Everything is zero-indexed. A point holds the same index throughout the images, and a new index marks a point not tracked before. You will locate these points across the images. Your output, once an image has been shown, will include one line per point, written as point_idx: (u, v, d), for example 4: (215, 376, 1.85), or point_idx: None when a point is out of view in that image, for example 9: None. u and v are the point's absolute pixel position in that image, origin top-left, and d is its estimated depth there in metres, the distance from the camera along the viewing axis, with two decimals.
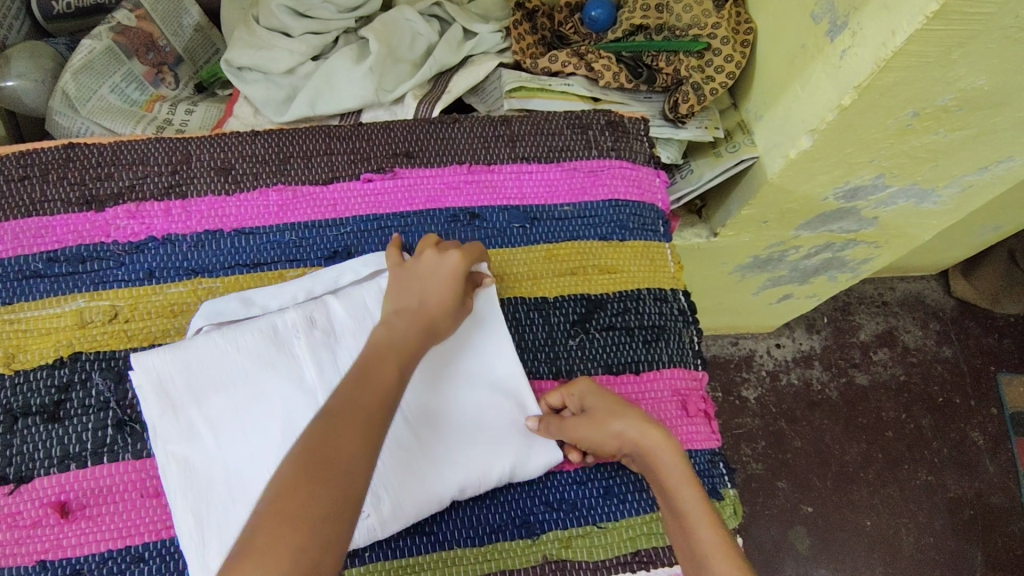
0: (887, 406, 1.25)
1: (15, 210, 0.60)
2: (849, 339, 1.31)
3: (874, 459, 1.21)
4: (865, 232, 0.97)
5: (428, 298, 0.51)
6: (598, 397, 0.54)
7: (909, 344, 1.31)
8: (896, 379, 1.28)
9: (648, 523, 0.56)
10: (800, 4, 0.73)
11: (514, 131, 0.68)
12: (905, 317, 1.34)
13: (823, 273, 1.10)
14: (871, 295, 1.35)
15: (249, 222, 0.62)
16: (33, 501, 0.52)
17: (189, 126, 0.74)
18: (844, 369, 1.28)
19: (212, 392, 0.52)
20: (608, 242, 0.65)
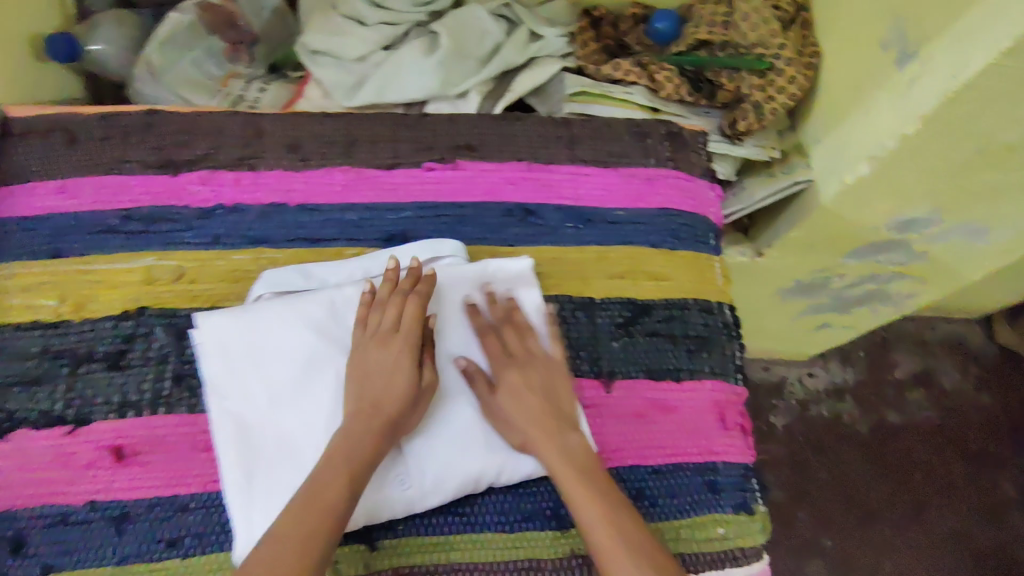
0: (917, 447, 1.23)
1: (96, 168, 0.63)
2: (884, 376, 1.28)
3: (901, 499, 1.18)
4: (913, 266, 0.96)
5: (385, 400, 0.50)
6: (535, 370, 0.55)
7: (945, 387, 1.28)
8: (930, 421, 1.25)
9: (678, 529, 0.56)
10: (870, 31, 0.73)
11: (574, 133, 0.69)
12: (943, 359, 1.31)
13: (864, 304, 1.09)
14: (911, 333, 1.32)
15: (313, 198, 0.64)
16: (88, 443, 0.54)
17: (260, 105, 0.77)
18: (876, 405, 1.26)
19: (269, 355, 0.54)
20: (660, 249, 0.66)
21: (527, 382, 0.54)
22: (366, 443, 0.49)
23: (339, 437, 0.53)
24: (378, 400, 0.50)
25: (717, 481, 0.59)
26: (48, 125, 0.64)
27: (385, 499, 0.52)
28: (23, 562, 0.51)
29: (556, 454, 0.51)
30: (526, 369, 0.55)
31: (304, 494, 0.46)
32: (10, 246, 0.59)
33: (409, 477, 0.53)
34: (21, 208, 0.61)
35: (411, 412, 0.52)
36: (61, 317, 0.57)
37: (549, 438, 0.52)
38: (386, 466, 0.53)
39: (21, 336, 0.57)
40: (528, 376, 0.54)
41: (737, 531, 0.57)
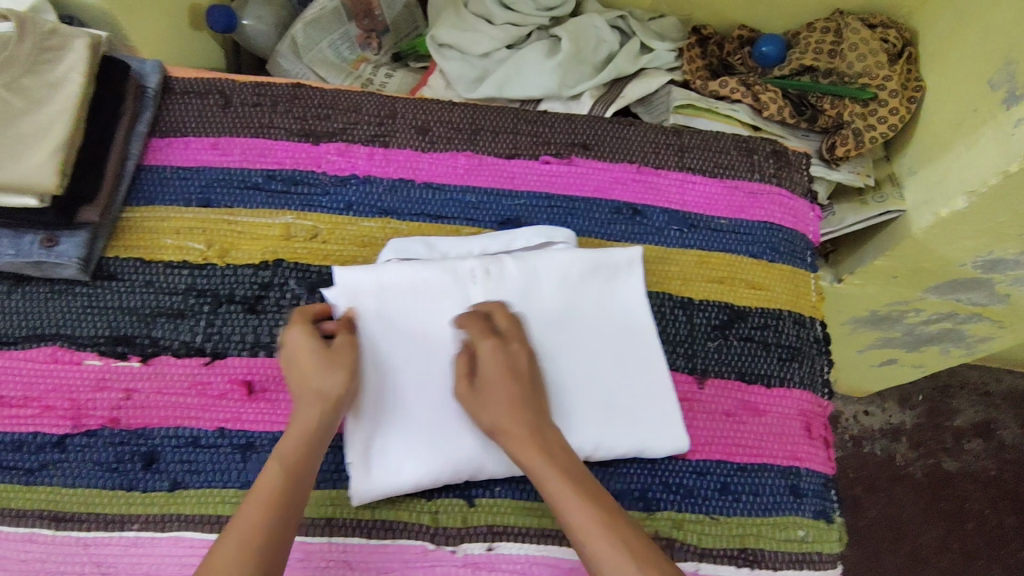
0: (972, 497, 1.21)
1: (245, 130, 0.68)
2: (944, 421, 1.27)
3: (951, 547, 1.17)
4: (993, 309, 0.95)
5: (308, 377, 0.53)
6: (489, 371, 0.54)
7: (1006, 440, 1.26)
8: (986, 472, 1.23)
9: (757, 525, 0.58)
10: (979, 71, 0.74)
11: (684, 143, 0.72)
12: (1006, 412, 1.28)
13: (936, 344, 1.08)
14: (974, 381, 1.30)
15: (438, 178, 0.69)
16: (223, 375, 0.59)
17: (387, 89, 0.85)
18: (932, 450, 1.24)
19: (398, 313, 0.59)
20: (758, 260, 0.68)
21: (491, 386, 0.53)
22: (304, 416, 0.52)
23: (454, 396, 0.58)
24: (320, 384, 0.53)
25: (800, 486, 0.60)
26: (205, 87, 0.70)
27: (492, 458, 0.56)
28: (157, 476, 0.55)
29: (537, 462, 0.50)
30: (488, 372, 0.54)
31: (279, 475, 0.49)
32: (165, 192, 0.65)
33: None
34: (178, 158, 0.67)
35: (333, 373, 0.53)
36: (207, 260, 0.63)
37: (530, 446, 0.51)
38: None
39: (169, 272, 0.62)
40: (486, 376, 0.54)
41: (815, 536, 0.59)
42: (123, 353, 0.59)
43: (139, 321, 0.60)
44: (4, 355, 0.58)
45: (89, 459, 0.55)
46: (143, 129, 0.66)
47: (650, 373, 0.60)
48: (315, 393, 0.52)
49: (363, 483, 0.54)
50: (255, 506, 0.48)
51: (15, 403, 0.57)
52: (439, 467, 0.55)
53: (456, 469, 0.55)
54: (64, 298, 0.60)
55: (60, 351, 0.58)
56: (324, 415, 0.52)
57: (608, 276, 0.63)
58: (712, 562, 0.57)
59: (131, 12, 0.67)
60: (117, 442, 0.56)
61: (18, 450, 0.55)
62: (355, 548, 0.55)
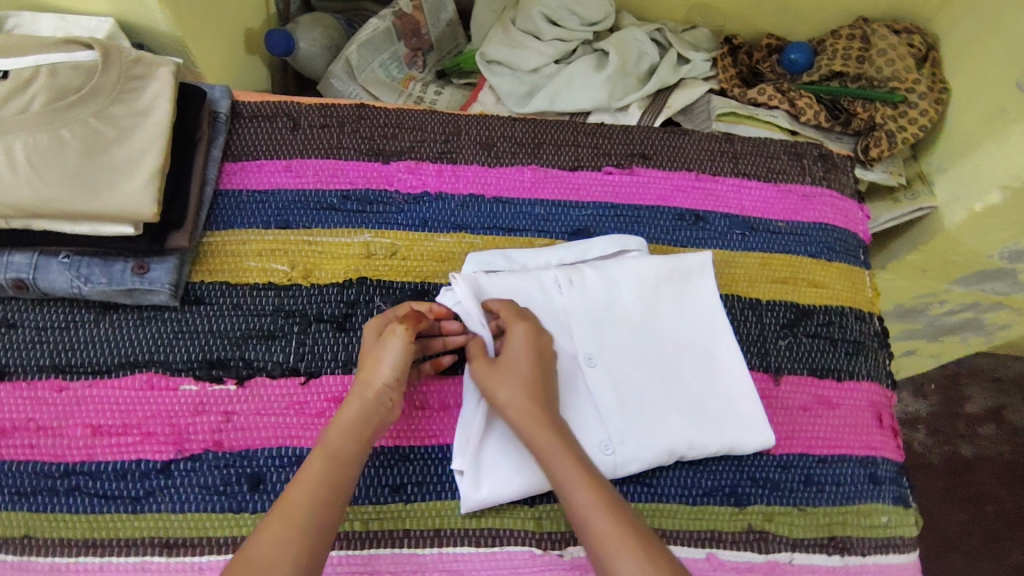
0: (989, 481, 1.20)
1: (316, 151, 0.69)
2: (958, 409, 1.25)
3: (973, 532, 1.16)
4: (1014, 297, 0.95)
5: (364, 365, 0.55)
6: (518, 351, 0.56)
7: (1017, 424, 1.25)
8: (1002, 456, 1.23)
9: (842, 514, 0.61)
10: (1005, 72, 0.78)
11: (737, 150, 0.75)
12: (1016, 396, 1.28)
13: (957, 333, 1.09)
14: (984, 368, 1.29)
15: (507, 192, 0.70)
16: (319, 394, 0.60)
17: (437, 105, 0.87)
18: (949, 437, 1.23)
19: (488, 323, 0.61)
20: (817, 260, 0.71)
21: (515, 363, 0.55)
22: (347, 411, 0.53)
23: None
24: (368, 374, 0.55)
25: (878, 474, 0.63)
26: (273, 110, 0.70)
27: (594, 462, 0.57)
28: (265, 497, 0.56)
29: (541, 444, 0.52)
30: (513, 352, 0.56)
31: (321, 465, 0.51)
32: (243, 215, 0.66)
33: (613, 443, 0.58)
34: (252, 181, 0.67)
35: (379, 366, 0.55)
36: (292, 281, 0.64)
37: (541, 430, 0.53)
38: (593, 433, 0.59)
39: (256, 294, 0.63)
40: (514, 354, 0.56)
41: (897, 520, 0.62)
42: (219, 376, 0.59)
43: (231, 344, 0.60)
44: (99, 384, 0.58)
45: (194, 484, 0.56)
46: (217, 154, 0.67)
47: (733, 374, 0.63)
48: (363, 382, 0.54)
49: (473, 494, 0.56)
50: (298, 489, 0.49)
51: (114, 432, 0.57)
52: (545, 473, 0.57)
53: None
54: (154, 324, 0.60)
55: (155, 378, 0.59)
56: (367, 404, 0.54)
57: (683, 280, 0.65)
58: (804, 551, 0.59)
59: (199, 39, 0.68)
60: (221, 465, 0.56)
61: (123, 479, 0.56)
62: (466, 557, 0.56)
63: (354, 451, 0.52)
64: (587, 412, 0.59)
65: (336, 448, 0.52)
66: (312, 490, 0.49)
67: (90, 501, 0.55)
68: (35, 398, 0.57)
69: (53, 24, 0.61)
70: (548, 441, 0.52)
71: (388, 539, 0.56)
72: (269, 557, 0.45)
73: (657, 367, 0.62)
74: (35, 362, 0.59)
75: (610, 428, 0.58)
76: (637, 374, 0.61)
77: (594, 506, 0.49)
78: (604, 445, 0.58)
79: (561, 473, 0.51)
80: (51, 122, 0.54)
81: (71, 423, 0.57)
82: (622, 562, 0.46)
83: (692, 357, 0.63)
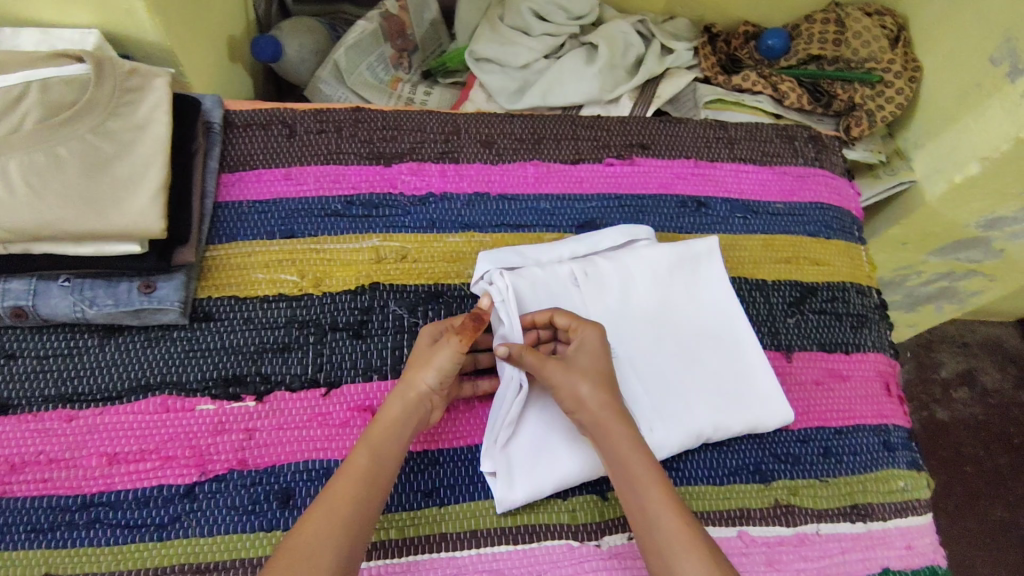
0: (966, 442, 1.22)
1: (315, 157, 0.67)
2: (931, 375, 1.27)
3: (954, 491, 1.17)
4: (988, 264, 0.97)
5: (410, 368, 0.54)
6: (591, 352, 0.56)
7: (987, 385, 1.27)
8: (975, 417, 1.24)
9: (862, 482, 0.63)
10: (976, 49, 0.82)
11: (731, 135, 0.76)
12: (985, 359, 1.30)
13: (932, 302, 1.12)
14: (952, 335, 1.31)
15: (511, 188, 0.70)
16: (342, 404, 0.58)
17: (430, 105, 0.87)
18: (925, 403, 1.25)
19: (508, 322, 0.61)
20: (816, 238, 0.73)
21: (587, 362, 0.55)
22: (390, 410, 0.53)
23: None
24: (409, 378, 0.54)
25: (891, 441, 0.66)
26: (268, 117, 0.68)
27: None
28: (295, 513, 0.54)
29: (615, 439, 0.52)
30: (586, 353, 0.56)
31: (366, 457, 0.51)
32: (245, 227, 0.64)
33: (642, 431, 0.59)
34: (252, 192, 0.65)
35: (423, 371, 0.53)
36: (303, 291, 0.62)
37: (617, 427, 0.53)
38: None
39: (267, 306, 0.61)
40: (586, 355, 0.56)
41: (913, 484, 0.64)
42: (237, 394, 0.58)
43: (247, 360, 0.59)
44: (111, 411, 0.56)
45: (221, 505, 0.54)
46: (214, 166, 0.65)
47: (747, 355, 0.64)
48: (404, 386, 0.53)
49: (506, 493, 0.56)
50: (344, 481, 0.49)
51: (132, 459, 0.55)
52: (575, 467, 0.57)
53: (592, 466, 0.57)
54: (163, 345, 0.58)
55: (170, 400, 0.57)
56: (403, 409, 0.53)
57: (692, 266, 0.66)
58: (831, 521, 0.61)
59: (186, 48, 0.66)
60: (248, 484, 0.55)
61: (146, 507, 0.54)
62: (504, 555, 0.56)
63: (399, 444, 0.52)
64: None
65: (381, 449, 0.51)
66: (358, 482, 0.49)
67: (112, 533, 0.53)
68: (44, 430, 0.55)
69: (35, 38, 0.58)
70: (623, 437, 0.52)
71: (425, 544, 0.55)
72: (316, 546, 0.46)
73: (674, 354, 0.63)
74: (40, 393, 0.56)
75: (637, 416, 0.59)
76: (657, 362, 0.62)
77: (661, 503, 0.49)
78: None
79: (630, 468, 0.51)
80: (47, 140, 0.52)
81: (85, 453, 0.55)
82: (685, 559, 0.47)
83: (706, 341, 0.64)
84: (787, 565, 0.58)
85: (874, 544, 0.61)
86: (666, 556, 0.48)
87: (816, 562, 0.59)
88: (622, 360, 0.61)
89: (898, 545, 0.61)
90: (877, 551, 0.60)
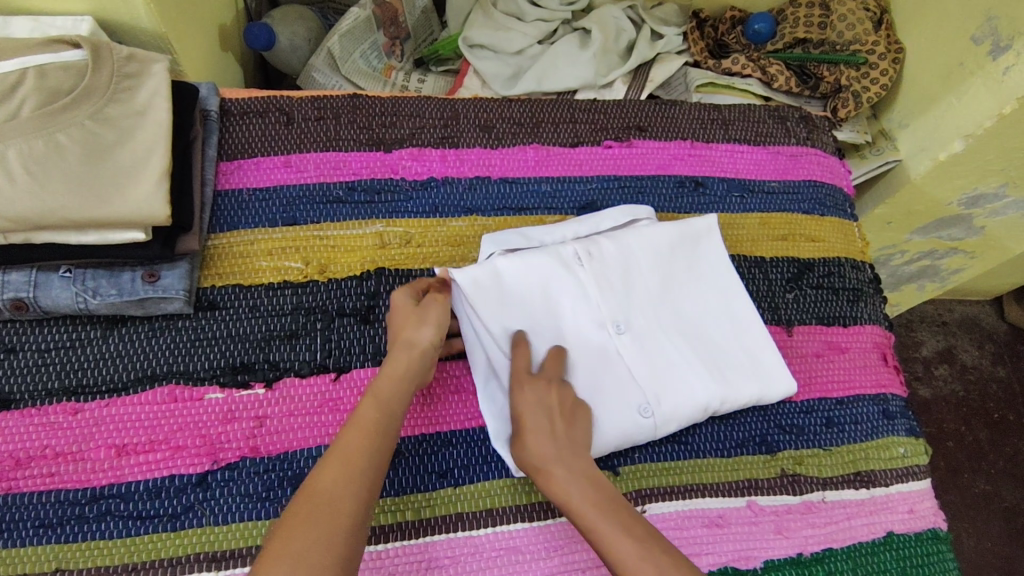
0: (948, 418, 1.25)
1: (314, 144, 0.67)
2: (912, 354, 1.31)
3: (938, 467, 1.20)
4: (970, 240, 1.00)
5: (404, 327, 0.56)
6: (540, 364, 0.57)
7: (967, 362, 1.31)
8: (956, 394, 1.27)
9: (864, 450, 0.65)
10: (959, 29, 0.84)
11: (725, 116, 0.78)
12: (962, 337, 1.34)
13: (914, 281, 1.14)
14: (931, 315, 1.35)
15: (512, 172, 0.70)
16: (352, 388, 0.58)
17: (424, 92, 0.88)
18: (908, 381, 1.28)
19: (513, 304, 0.60)
20: (811, 215, 0.75)
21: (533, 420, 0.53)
22: (393, 365, 0.53)
23: (586, 375, 0.59)
24: (412, 335, 0.55)
25: (890, 409, 0.67)
26: (264, 105, 0.68)
27: (635, 427, 0.58)
28: None
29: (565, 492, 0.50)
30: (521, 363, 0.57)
31: (373, 409, 0.51)
32: (247, 215, 0.63)
33: (650, 407, 0.59)
34: (252, 180, 0.65)
35: (424, 327, 0.55)
36: (308, 277, 0.62)
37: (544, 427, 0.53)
38: (631, 398, 0.59)
39: (272, 294, 0.61)
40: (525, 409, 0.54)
41: (913, 450, 0.66)
42: (245, 381, 0.57)
43: (254, 348, 0.58)
44: (117, 402, 0.55)
45: (234, 493, 0.54)
46: (212, 154, 0.64)
47: (749, 330, 0.65)
48: (405, 342, 0.55)
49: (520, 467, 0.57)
50: (354, 434, 0.49)
51: (141, 450, 0.54)
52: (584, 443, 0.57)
53: (606, 441, 0.58)
54: (168, 334, 0.58)
55: (178, 390, 0.56)
56: (411, 363, 0.54)
57: (692, 243, 0.66)
58: (835, 488, 0.62)
59: (180, 35, 0.65)
60: (261, 471, 0.54)
61: (158, 497, 0.53)
62: (521, 533, 0.56)
63: (402, 400, 0.52)
64: (620, 380, 0.60)
65: (388, 399, 0.52)
66: (368, 432, 0.49)
67: (123, 525, 0.52)
68: (49, 424, 0.54)
69: (27, 26, 0.57)
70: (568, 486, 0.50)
71: (442, 524, 0.55)
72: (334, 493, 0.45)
73: (679, 328, 0.63)
74: (43, 386, 0.55)
75: (646, 393, 0.59)
76: (663, 338, 0.62)
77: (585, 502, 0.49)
78: (644, 407, 0.59)
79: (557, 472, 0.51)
80: (46, 127, 0.51)
81: (93, 445, 0.54)
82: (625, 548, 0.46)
83: (708, 318, 0.65)
84: (796, 532, 0.60)
85: (878, 509, 0.62)
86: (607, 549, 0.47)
87: (824, 528, 0.60)
88: (628, 337, 0.61)
89: (901, 509, 0.63)
90: (881, 515, 0.62)
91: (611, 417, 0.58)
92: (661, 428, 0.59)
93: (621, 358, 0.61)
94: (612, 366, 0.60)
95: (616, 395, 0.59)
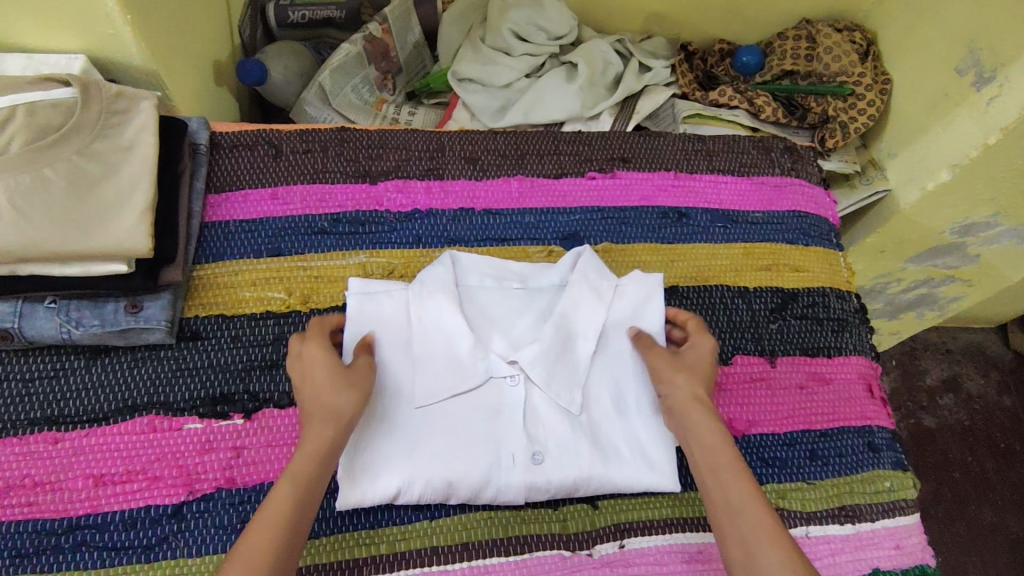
0: (954, 448, 1.20)
1: (301, 176, 0.68)
2: (917, 382, 1.25)
3: (943, 497, 1.16)
4: (965, 269, 0.97)
5: (318, 392, 0.50)
6: (700, 360, 0.56)
7: (973, 392, 1.26)
8: (961, 423, 1.22)
9: (849, 483, 0.64)
10: (942, 60, 0.84)
11: (709, 147, 0.78)
12: (968, 365, 1.28)
13: (913, 309, 1.11)
14: (935, 342, 1.30)
15: (496, 203, 0.71)
16: None
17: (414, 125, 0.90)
18: (912, 411, 1.23)
19: (389, 340, 0.59)
20: (796, 245, 0.75)
21: (694, 360, 0.56)
22: (314, 437, 0.48)
23: (455, 419, 0.57)
24: (334, 398, 0.49)
25: (876, 442, 0.67)
26: (253, 138, 0.68)
27: (465, 482, 0.55)
28: None
29: (699, 428, 0.51)
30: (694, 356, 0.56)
31: (292, 492, 0.45)
32: (232, 246, 0.64)
33: (461, 471, 0.55)
34: (239, 212, 0.66)
35: (349, 393, 0.50)
36: (291, 308, 0.63)
37: (709, 425, 0.51)
38: (446, 457, 0.55)
39: (255, 324, 0.62)
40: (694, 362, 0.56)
41: (900, 484, 0.65)
42: (225, 412, 0.58)
43: (234, 378, 0.59)
44: (96, 433, 0.56)
45: (209, 525, 0.54)
46: (200, 186, 0.65)
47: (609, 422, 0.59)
48: (325, 412, 0.49)
49: (339, 504, 0.54)
50: (263, 527, 0.44)
51: (119, 480, 0.55)
52: (415, 481, 0.54)
53: (415, 485, 0.54)
54: (149, 365, 0.58)
55: (157, 421, 0.57)
56: (337, 433, 0.48)
57: (596, 296, 0.61)
58: (819, 523, 0.62)
59: (172, 72, 0.67)
60: (237, 502, 0.55)
61: (133, 528, 0.53)
62: (497, 567, 0.56)
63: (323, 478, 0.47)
64: (462, 438, 0.56)
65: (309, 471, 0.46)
66: (281, 518, 0.44)
67: (98, 555, 0.52)
68: (29, 454, 0.55)
69: (21, 63, 0.60)
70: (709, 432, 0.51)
71: (416, 558, 0.55)
72: None
73: (574, 381, 0.58)
74: (26, 416, 0.56)
75: (455, 458, 0.55)
76: (559, 396, 0.58)
77: (748, 498, 0.47)
78: (532, 458, 0.56)
79: (716, 467, 0.49)
80: (33, 162, 0.52)
81: (71, 476, 0.54)
82: (765, 551, 0.44)
83: (610, 377, 0.60)
84: None
85: (863, 544, 0.62)
86: (750, 548, 0.45)
87: None
88: (524, 388, 0.58)
89: (887, 545, 0.62)
90: (866, 551, 0.62)
91: (424, 466, 0.55)
92: (526, 487, 0.56)
93: (509, 409, 0.57)
94: (451, 427, 0.56)
95: (487, 448, 0.56)
